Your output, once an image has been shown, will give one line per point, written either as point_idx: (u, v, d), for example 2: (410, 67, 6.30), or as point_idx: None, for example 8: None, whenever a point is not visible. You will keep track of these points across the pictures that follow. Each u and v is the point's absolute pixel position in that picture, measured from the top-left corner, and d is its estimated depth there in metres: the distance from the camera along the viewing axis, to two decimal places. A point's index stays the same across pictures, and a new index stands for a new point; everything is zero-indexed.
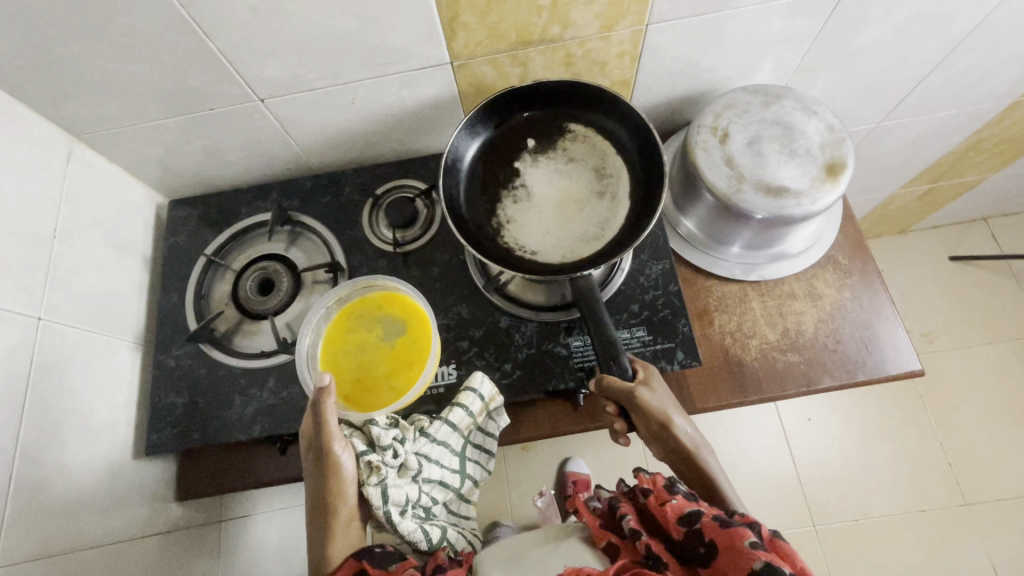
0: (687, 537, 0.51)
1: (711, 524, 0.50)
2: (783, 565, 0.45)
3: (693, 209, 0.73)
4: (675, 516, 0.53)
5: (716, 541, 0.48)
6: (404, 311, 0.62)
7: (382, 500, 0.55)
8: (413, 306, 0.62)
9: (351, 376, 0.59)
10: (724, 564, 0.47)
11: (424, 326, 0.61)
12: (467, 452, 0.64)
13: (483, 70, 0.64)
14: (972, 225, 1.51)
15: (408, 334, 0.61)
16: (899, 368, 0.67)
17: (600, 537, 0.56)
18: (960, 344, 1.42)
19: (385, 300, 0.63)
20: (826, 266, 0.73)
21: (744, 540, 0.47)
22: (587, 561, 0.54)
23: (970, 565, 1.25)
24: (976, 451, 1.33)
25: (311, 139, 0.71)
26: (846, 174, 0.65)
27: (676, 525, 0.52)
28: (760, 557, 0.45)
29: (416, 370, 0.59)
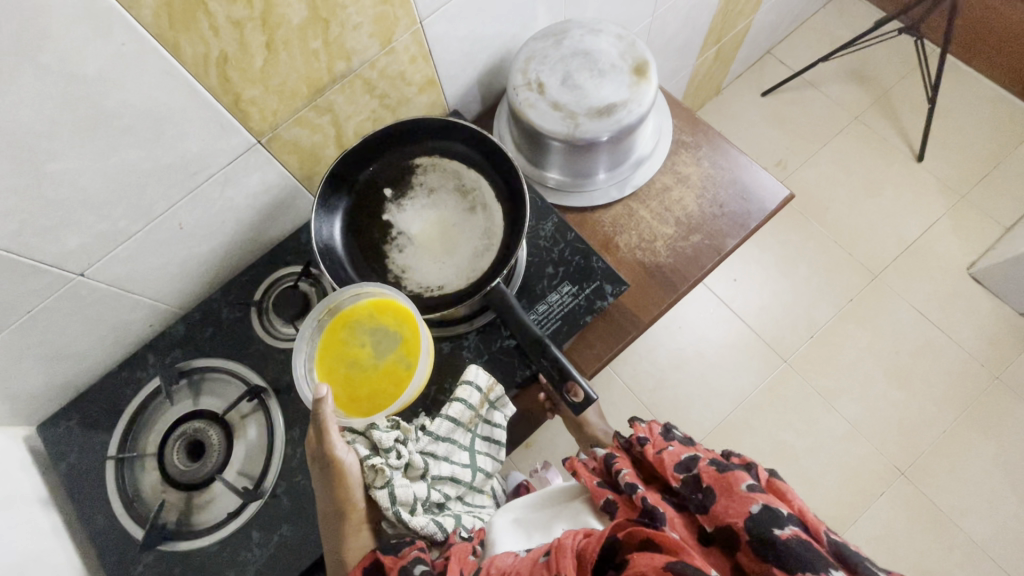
0: (686, 483, 0.53)
1: (710, 471, 0.52)
2: (781, 505, 0.47)
3: (551, 160, 0.76)
4: (673, 463, 0.56)
5: (713, 484, 0.51)
6: (401, 327, 0.59)
7: (390, 501, 0.53)
8: (401, 314, 0.59)
9: (339, 385, 0.59)
10: (723, 506, 0.49)
11: (413, 339, 0.59)
12: (477, 446, 0.61)
13: (294, 133, 0.62)
14: (763, 61, 1.72)
15: (400, 354, 0.59)
16: (775, 199, 0.76)
17: (598, 495, 0.56)
18: (806, 156, 1.62)
19: (384, 311, 0.60)
20: (678, 150, 0.80)
21: (742, 482, 0.50)
22: (588, 523, 0.55)
23: (903, 320, 1.45)
24: (862, 232, 1.53)
25: (159, 284, 0.64)
26: (652, 70, 0.71)
27: (675, 472, 0.55)
28: (757, 500, 0.48)
29: (398, 391, 0.58)
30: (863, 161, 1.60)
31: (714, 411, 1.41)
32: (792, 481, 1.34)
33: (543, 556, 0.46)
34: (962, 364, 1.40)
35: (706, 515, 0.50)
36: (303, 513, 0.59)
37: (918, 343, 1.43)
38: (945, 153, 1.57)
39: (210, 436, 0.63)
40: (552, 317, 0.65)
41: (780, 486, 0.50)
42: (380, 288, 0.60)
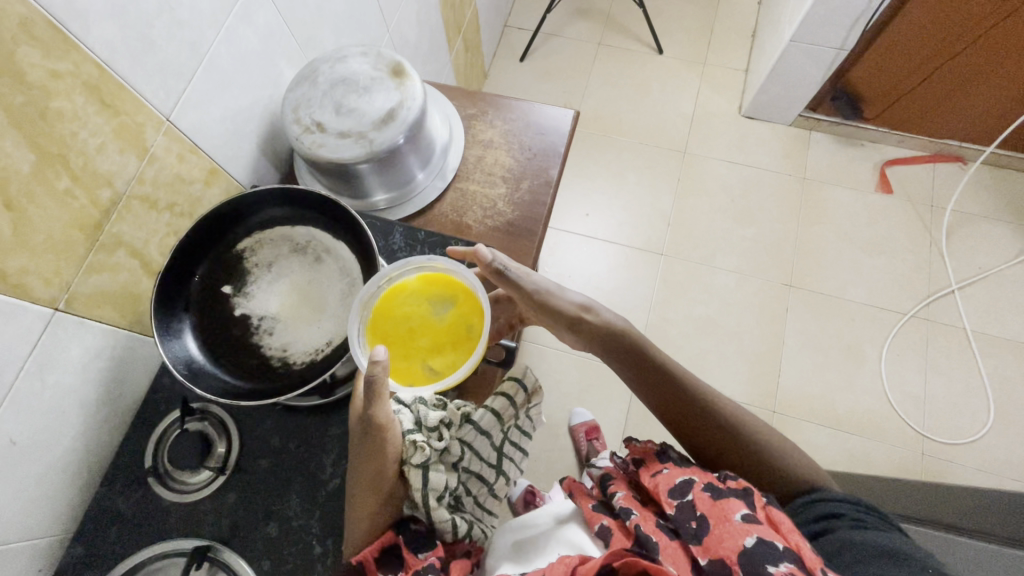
0: (681, 511, 0.54)
1: (703, 497, 0.53)
2: (774, 538, 0.47)
3: (371, 184, 0.77)
4: (668, 489, 0.57)
5: (707, 513, 0.52)
6: (471, 311, 0.60)
7: (422, 483, 0.53)
8: (463, 290, 0.60)
9: (399, 346, 0.59)
10: (716, 534, 0.50)
11: (472, 317, 0.60)
12: (506, 448, 0.63)
13: (94, 283, 0.56)
14: (505, 35, 1.90)
15: (465, 332, 0.59)
16: (566, 121, 0.85)
17: (593, 519, 0.58)
18: (581, 91, 1.81)
19: (460, 293, 0.60)
20: (469, 124, 0.86)
21: (737, 512, 0.50)
22: (585, 547, 0.57)
23: (721, 174, 1.68)
24: (654, 124, 1.76)
25: (25, 517, 0.54)
26: (407, 67, 0.75)
27: (669, 499, 0.56)
28: (751, 532, 0.48)
29: (456, 362, 0.58)
30: (623, 73, 1.83)
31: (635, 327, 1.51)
32: (723, 344, 1.49)
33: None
34: (777, 183, 1.66)
35: (701, 545, 0.50)
36: None
37: (741, 185, 1.66)
38: (674, 40, 1.86)
39: None
40: None
41: (774, 516, 0.50)
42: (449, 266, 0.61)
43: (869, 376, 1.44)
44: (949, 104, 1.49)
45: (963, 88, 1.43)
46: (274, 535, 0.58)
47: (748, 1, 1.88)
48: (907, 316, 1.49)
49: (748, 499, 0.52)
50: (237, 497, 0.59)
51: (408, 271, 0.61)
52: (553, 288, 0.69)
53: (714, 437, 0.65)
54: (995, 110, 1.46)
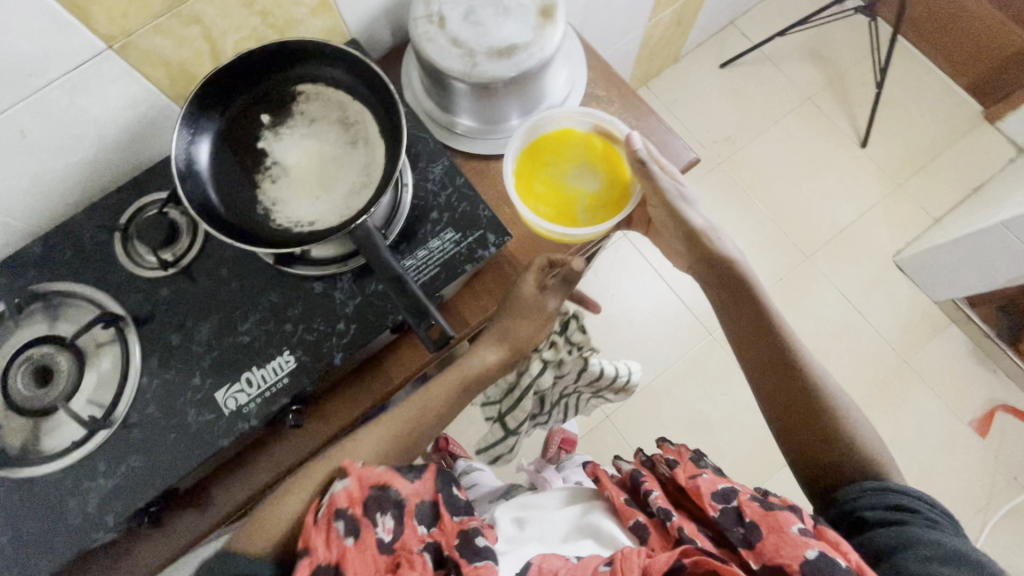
0: (726, 514, 0.51)
1: (753, 508, 0.50)
2: (835, 555, 0.45)
3: (457, 104, 0.72)
4: (710, 491, 0.54)
5: (758, 520, 0.49)
6: (610, 193, 0.67)
7: (536, 374, 0.67)
8: (618, 176, 0.68)
9: (537, 176, 0.68)
10: (770, 546, 0.47)
11: (607, 201, 0.67)
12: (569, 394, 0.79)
13: (155, 43, 0.57)
14: (725, 31, 1.69)
15: (592, 203, 0.67)
16: (681, 162, 0.75)
17: (629, 514, 0.56)
18: (755, 133, 1.61)
19: (612, 176, 0.68)
20: (589, 104, 0.78)
21: (792, 524, 0.47)
22: (609, 531, 0.57)
23: (826, 302, 1.49)
24: (799, 211, 1.55)
25: (8, 198, 0.60)
26: (559, 13, 0.67)
27: (712, 501, 0.53)
28: (812, 545, 0.46)
29: (568, 220, 0.66)
30: (809, 143, 1.60)
31: (637, 379, 1.43)
32: (704, 450, 1.39)
33: (603, 566, 0.46)
34: (876, 347, 1.45)
35: (749, 551, 0.48)
36: (156, 443, 0.58)
37: (838, 325, 1.47)
38: (888, 142, 1.59)
39: (58, 361, 0.59)
40: (433, 262, 0.63)
41: (832, 536, 0.47)
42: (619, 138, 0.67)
43: None
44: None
45: None
46: (174, 345, 0.61)
47: (1000, 152, 1.56)
48: None
49: (799, 511, 0.49)
50: (166, 295, 0.62)
51: (586, 123, 0.68)
52: (684, 198, 0.65)
53: (785, 412, 0.62)
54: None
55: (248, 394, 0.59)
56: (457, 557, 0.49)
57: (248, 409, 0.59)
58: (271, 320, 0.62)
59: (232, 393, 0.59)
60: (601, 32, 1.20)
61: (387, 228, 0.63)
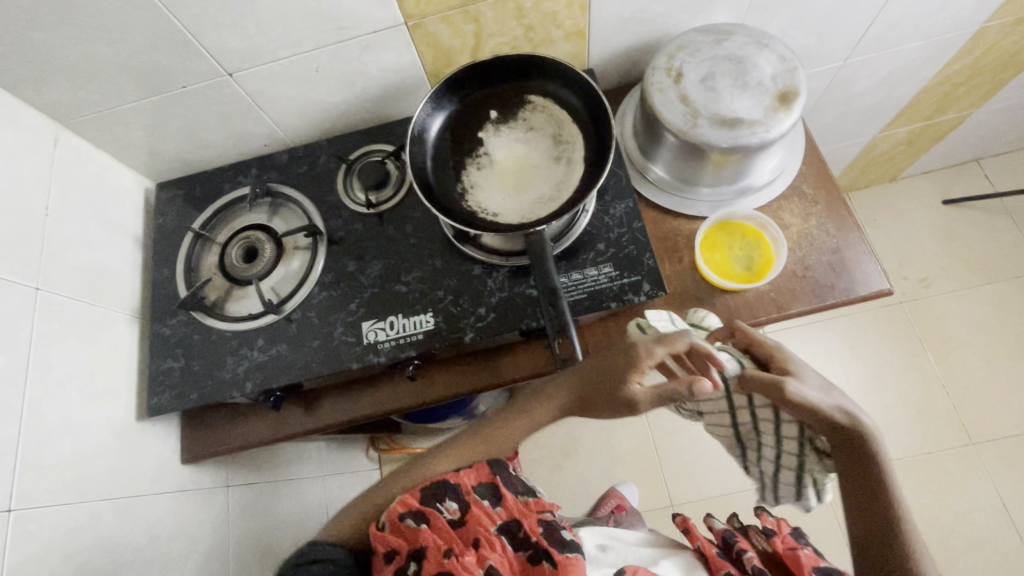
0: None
1: None
2: None
3: (660, 154, 0.74)
4: (812, 566, 0.55)
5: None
6: (745, 277, 0.71)
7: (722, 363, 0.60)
8: (761, 274, 0.71)
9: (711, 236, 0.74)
10: None
11: (741, 280, 0.71)
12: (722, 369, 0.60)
13: (438, 28, 0.67)
14: (965, 167, 1.50)
15: (729, 272, 0.72)
16: (869, 288, 0.69)
17: (719, 565, 0.58)
18: (958, 286, 1.41)
19: (757, 270, 0.72)
20: (791, 197, 0.75)
21: None
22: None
23: (978, 505, 1.24)
24: (981, 390, 1.32)
25: (283, 111, 0.74)
26: (799, 102, 0.66)
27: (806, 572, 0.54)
28: None
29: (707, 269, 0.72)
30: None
31: None
32: None
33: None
34: None
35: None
36: (304, 342, 0.68)
37: (984, 536, 1.22)
38: None
39: (265, 247, 0.72)
40: (584, 287, 0.65)
41: None
42: (781, 254, 0.71)
43: None
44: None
45: None
46: (347, 270, 0.71)
47: None
48: None
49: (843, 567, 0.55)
50: (358, 229, 0.73)
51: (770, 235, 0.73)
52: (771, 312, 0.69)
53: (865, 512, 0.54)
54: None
55: (385, 334, 0.67)
56: (550, 548, 0.55)
57: (381, 347, 0.66)
58: (428, 282, 0.69)
59: (374, 328, 0.67)
60: (825, 128, 1.14)
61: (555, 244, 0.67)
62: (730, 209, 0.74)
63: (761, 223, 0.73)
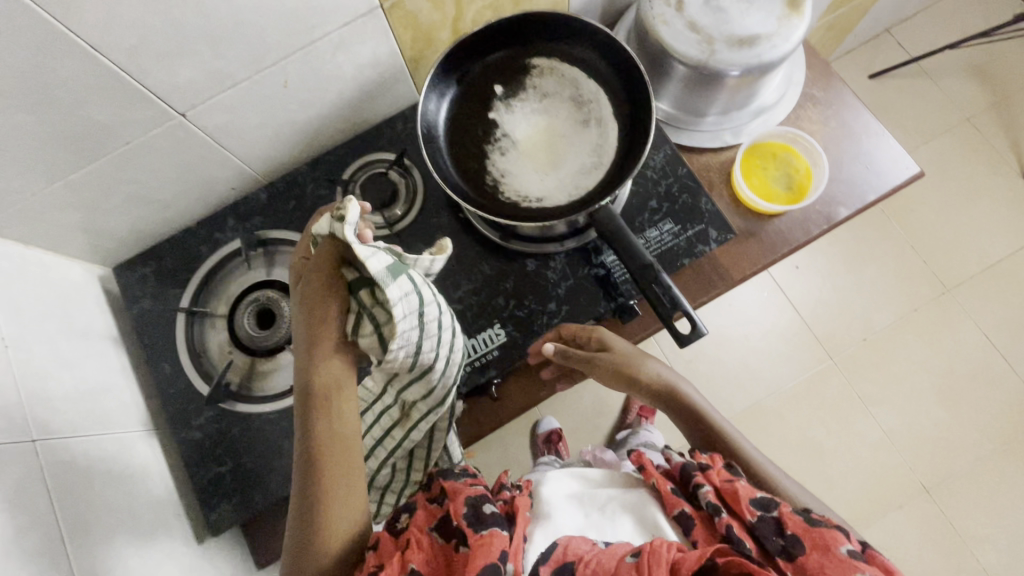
0: (764, 523, 0.49)
1: None
2: None
3: (672, 91, 0.70)
4: (749, 497, 0.51)
5: (802, 535, 0.47)
6: (788, 198, 0.71)
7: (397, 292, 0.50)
8: (802, 193, 0.71)
9: (748, 163, 0.73)
10: None
11: (784, 200, 0.71)
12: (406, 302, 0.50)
13: (416, 4, 0.57)
14: (880, 39, 1.58)
15: (772, 196, 0.71)
16: (904, 176, 0.70)
17: (674, 503, 0.54)
18: None
19: (797, 188, 0.71)
20: (805, 105, 0.74)
21: None
22: None
23: (965, 342, 1.38)
24: (943, 240, 1.44)
25: (251, 144, 0.62)
26: (807, 4, 0.63)
27: (754, 507, 0.50)
28: None
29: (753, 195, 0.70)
30: (963, 167, 1.48)
31: (750, 394, 1.38)
32: (813, 477, 1.32)
33: (629, 556, 0.44)
34: (1015, 396, 1.35)
35: (789, 565, 0.46)
36: None
37: (976, 366, 1.37)
38: None
39: (282, 307, 0.62)
40: (653, 250, 0.62)
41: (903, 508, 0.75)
42: (821, 168, 0.70)
43: None
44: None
45: None
46: None
47: None
48: None
49: (848, 532, 0.47)
50: None
51: (805, 150, 0.72)
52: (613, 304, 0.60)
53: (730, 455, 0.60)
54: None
55: None
56: (466, 530, 0.46)
57: None
58: (483, 292, 0.62)
59: None
60: None
61: (581, 129, 0.61)
62: (754, 131, 0.72)
63: (791, 137, 0.72)
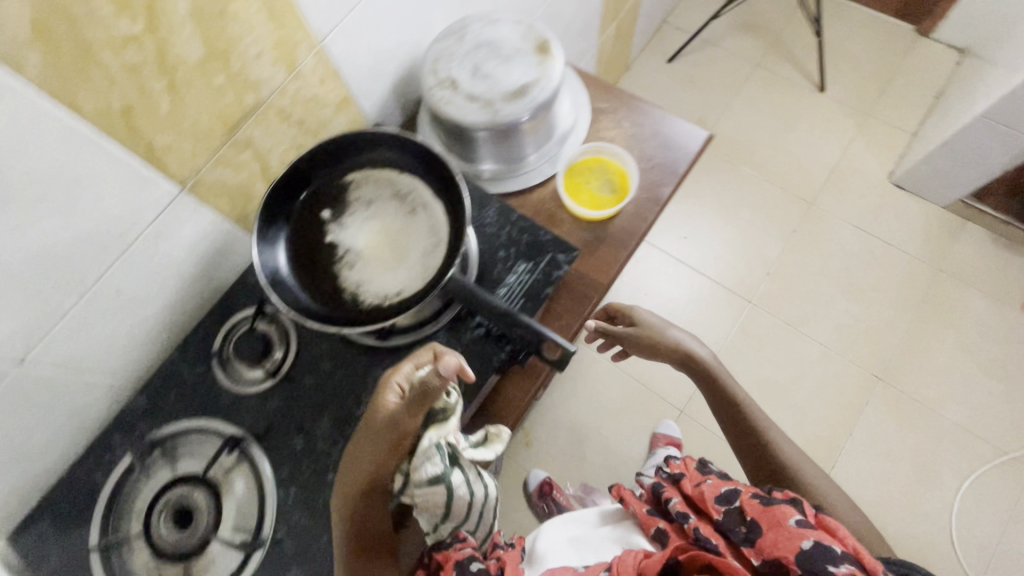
0: (728, 516, 0.53)
1: None
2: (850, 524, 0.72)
3: (484, 152, 0.77)
4: (714, 496, 0.56)
5: (759, 517, 0.51)
6: (617, 198, 0.78)
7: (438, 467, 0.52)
8: (626, 189, 0.79)
9: (573, 183, 0.80)
10: None
11: (615, 201, 0.78)
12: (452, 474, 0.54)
13: (218, 174, 0.61)
14: (661, 30, 1.82)
15: (604, 202, 0.78)
16: (697, 142, 0.81)
17: (650, 523, 0.58)
18: (720, 110, 1.71)
19: (620, 187, 0.79)
20: (599, 117, 0.83)
21: None
22: None
23: (845, 239, 1.53)
24: (786, 165, 1.63)
25: (110, 356, 0.62)
26: (554, 46, 0.74)
27: (716, 505, 0.55)
28: None
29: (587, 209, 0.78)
30: (772, 102, 1.70)
31: None
32: (786, 412, 1.38)
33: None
34: (907, 266, 1.49)
35: (753, 548, 0.50)
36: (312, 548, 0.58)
37: (863, 255, 1.51)
38: (843, 81, 1.70)
39: (196, 498, 0.60)
40: (517, 296, 0.66)
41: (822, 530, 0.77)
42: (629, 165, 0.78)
43: (937, 503, 1.29)
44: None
45: None
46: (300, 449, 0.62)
47: (945, 58, 1.68)
48: (1006, 457, 1.32)
49: (798, 505, 0.51)
50: (278, 404, 0.64)
51: (613, 155, 0.80)
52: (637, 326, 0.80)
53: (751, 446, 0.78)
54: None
55: None
56: None
57: None
58: None
59: None
60: None
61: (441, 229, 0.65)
62: (566, 156, 0.80)
63: (597, 149, 0.80)
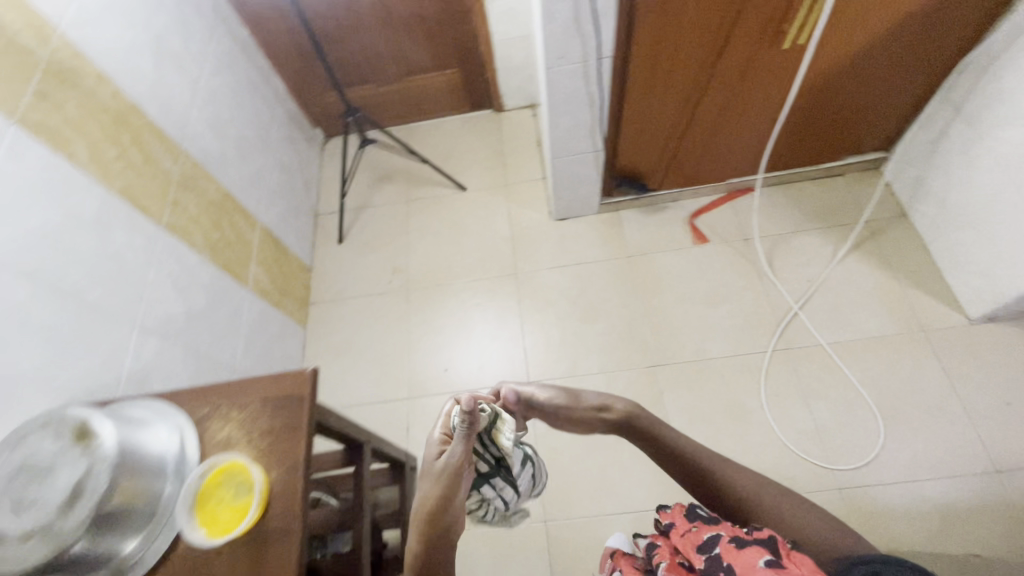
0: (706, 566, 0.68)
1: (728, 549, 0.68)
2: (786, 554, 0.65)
3: (88, 564, 0.65)
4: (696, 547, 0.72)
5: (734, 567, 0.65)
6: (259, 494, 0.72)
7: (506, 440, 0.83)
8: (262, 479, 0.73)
9: (208, 513, 0.72)
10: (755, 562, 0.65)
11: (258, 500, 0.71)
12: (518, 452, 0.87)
13: None
14: (319, 224, 1.97)
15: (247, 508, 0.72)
16: (304, 383, 0.79)
17: None
18: (405, 252, 1.88)
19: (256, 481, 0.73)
20: (205, 421, 0.79)
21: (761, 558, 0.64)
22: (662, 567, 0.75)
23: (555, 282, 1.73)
24: (479, 258, 1.82)
25: None
26: (91, 423, 0.67)
27: (701, 554, 0.71)
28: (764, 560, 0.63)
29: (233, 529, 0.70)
30: (437, 220, 1.92)
31: None
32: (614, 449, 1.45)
33: None
34: (609, 269, 1.72)
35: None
36: None
37: (575, 283, 1.72)
38: (475, 173, 1.99)
39: None
40: None
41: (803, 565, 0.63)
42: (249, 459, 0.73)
43: (759, 429, 1.43)
44: (807, 91, 1.39)
45: (711, 143, 1.57)
46: None
47: (527, 116, 2.08)
48: (768, 353, 1.52)
49: (768, 550, 0.65)
50: None
51: (231, 458, 0.74)
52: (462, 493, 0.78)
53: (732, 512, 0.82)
54: (859, 68, 1.33)
55: None
56: None
57: None
58: None
59: None
60: (214, 340, 1.28)
61: None
62: (186, 490, 0.71)
63: (210, 464, 0.73)
